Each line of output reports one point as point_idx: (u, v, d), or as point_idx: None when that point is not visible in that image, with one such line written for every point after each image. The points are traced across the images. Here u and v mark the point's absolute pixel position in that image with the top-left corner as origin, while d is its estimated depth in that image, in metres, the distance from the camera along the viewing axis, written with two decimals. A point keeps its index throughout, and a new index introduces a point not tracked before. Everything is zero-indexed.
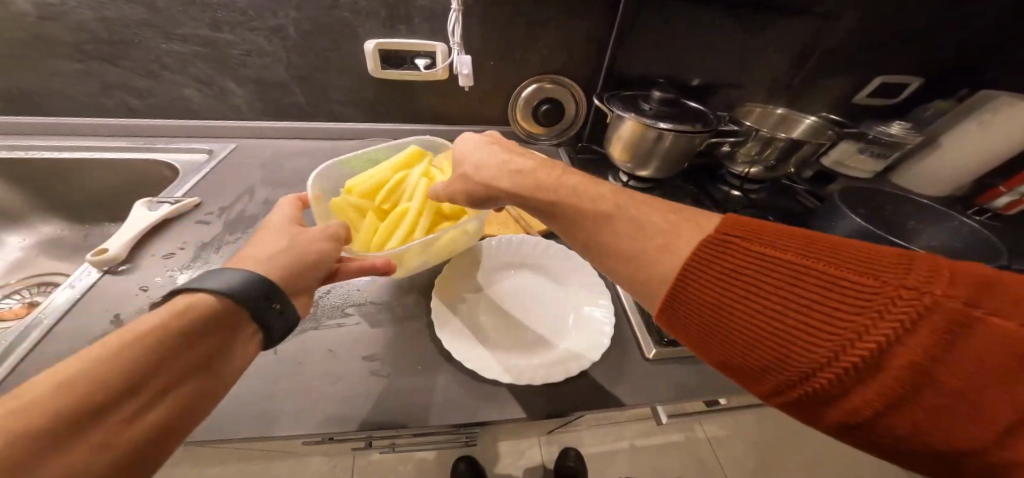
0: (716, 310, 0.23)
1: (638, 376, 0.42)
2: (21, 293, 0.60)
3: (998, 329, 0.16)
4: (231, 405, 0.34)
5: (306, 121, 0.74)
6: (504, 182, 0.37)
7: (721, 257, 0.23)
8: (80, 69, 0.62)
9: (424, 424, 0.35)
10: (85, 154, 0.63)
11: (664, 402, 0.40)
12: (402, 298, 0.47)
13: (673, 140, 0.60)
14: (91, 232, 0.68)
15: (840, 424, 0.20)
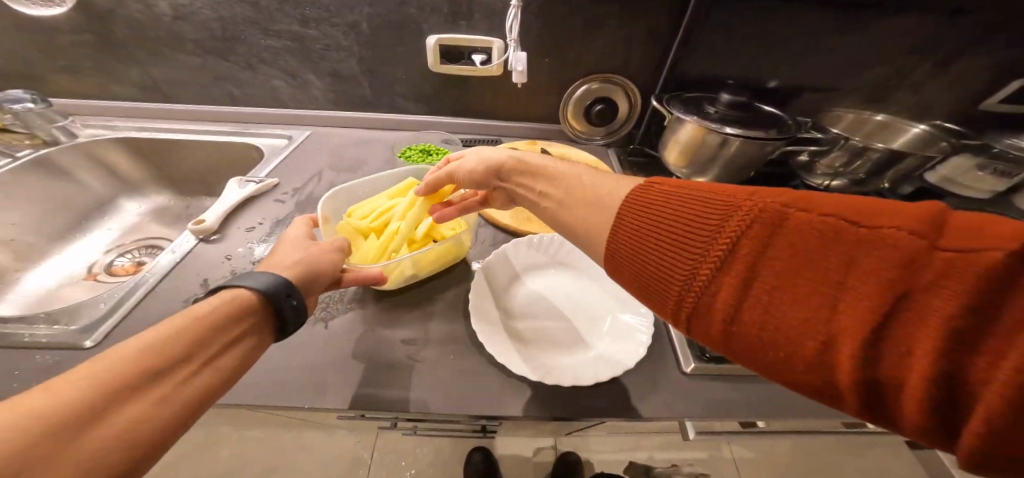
0: (634, 238, 0.27)
1: (675, 387, 0.40)
2: (132, 254, 0.72)
3: (808, 223, 0.20)
4: (286, 376, 0.37)
5: (370, 111, 0.80)
6: (510, 159, 0.41)
7: (636, 198, 0.28)
8: (199, 62, 0.73)
9: (452, 411, 0.37)
10: (195, 137, 0.75)
11: (702, 417, 0.38)
12: (441, 289, 0.49)
13: (738, 146, 0.55)
14: (192, 204, 0.81)
15: (722, 334, 0.22)
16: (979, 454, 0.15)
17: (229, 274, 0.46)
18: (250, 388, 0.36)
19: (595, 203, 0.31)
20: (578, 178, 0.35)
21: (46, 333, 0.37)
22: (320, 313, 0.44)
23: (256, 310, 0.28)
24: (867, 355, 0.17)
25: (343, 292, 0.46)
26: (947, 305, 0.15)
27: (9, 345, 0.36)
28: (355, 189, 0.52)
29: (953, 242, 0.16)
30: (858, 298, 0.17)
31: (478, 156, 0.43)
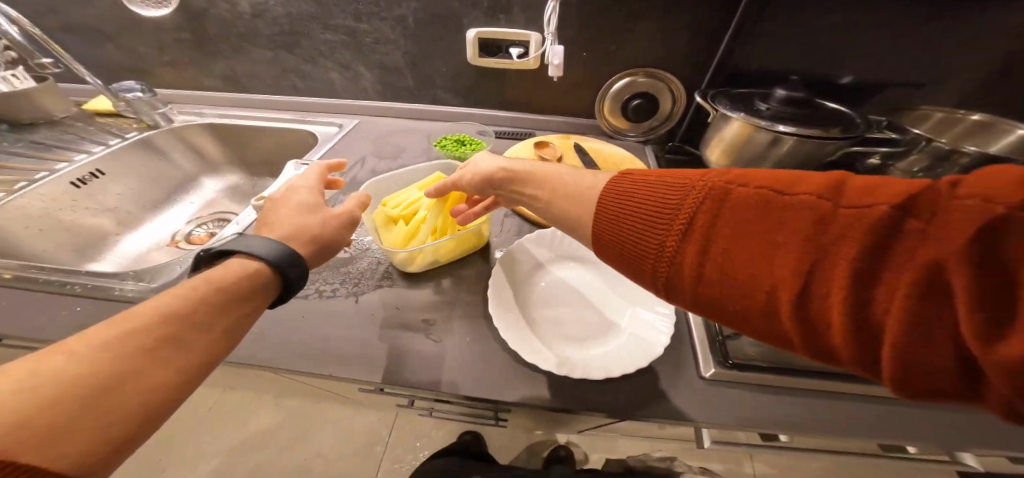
0: (612, 222, 0.30)
1: (698, 396, 0.38)
2: (206, 225, 0.83)
3: (744, 197, 0.24)
4: (320, 343, 0.41)
5: (412, 102, 0.84)
6: (508, 170, 0.42)
7: (610, 187, 0.32)
8: (269, 56, 0.82)
9: (465, 392, 0.38)
10: (263, 123, 0.85)
11: (723, 426, 0.36)
12: (464, 276, 0.50)
13: (792, 145, 0.50)
14: (258, 183, 0.91)
15: (690, 295, 0.25)
16: (896, 377, 0.18)
17: None
18: (287, 351, 0.40)
19: (579, 194, 0.35)
20: (570, 180, 0.37)
21: (132, 289, 0.45)
22: (354, 288, 0.47)
23: (259, 288, 0.31)
24: (799, 302, 0.20)
25: (373, 270, 0.49)
26: (850, 252, 0.19)
27: (104, 297, 0.44)
28: (391, 178, 0.56)
29: (852, 201, 0.20)
30: (788, 253, 0.21)
31: (478, 168, 0.45)
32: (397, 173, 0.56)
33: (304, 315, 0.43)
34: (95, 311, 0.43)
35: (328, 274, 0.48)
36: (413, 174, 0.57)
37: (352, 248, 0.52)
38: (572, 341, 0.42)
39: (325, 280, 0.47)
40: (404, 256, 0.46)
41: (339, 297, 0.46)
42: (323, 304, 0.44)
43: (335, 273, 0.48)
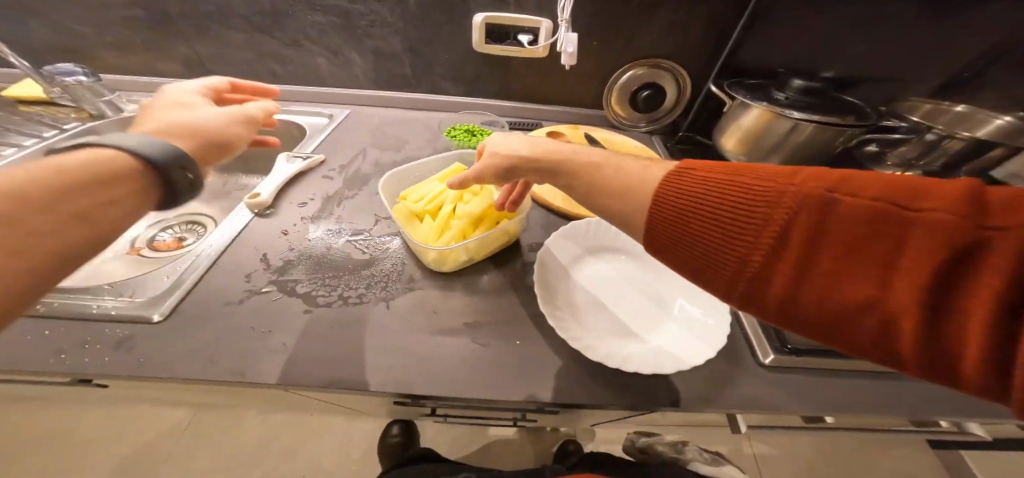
0: (674, 223, 0.27)
1: (759, 385, 0.38)
2: (173, 229, 0.73)
3: (850, 208, 0.20)
4: (355, 355, 0.36)
5: (408, 91, 0.79)
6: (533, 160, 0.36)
7: (668, 182, 0.28)
8: (244, 38, 0.73)
9: (526, 397, 0.35)
10: None
11: (787, 411, 0.36)
12: (498, 274, 0.47)
13: (811, 133, 0.52)
14: (230, 181, 0.82)
15: (776, 310, 0.23)
16: None
17: (286, 249, 0.45)
18: (319, 367, 0.35)
19: (628, 187, 0.30)
20: (620, 169, 0.31)
21: (115, 305, 0.36)
22: (382, 292, 0.43)
23: (133, 173, 0.26)
24: (923, 330, 0.18)
25: (400, 272, 0.45)
26: (994, 282, 0.16)
27: (80, 315, 0.35)
28: (407, 170, 0.52)
29: (997, 221, 0.17)
30: (912, 278, 0.18)
31: (501, 160, 0.38)
32: (413, 166, 0.52)
33: (332, 326, 0.38)
34: (70, 334, 0.34)
35: (351, 277, 0.44)
36: (430, 166, 0.54)
37: (371, 247, 0.47)
38: (627, 334, 0.40)
39: (348, 284, 0.43)
40: (434, 258, 0.43)
41: (366, 303, 0.41)
42: (350, 312, 0.40)
43: (357, 276, 0.44)
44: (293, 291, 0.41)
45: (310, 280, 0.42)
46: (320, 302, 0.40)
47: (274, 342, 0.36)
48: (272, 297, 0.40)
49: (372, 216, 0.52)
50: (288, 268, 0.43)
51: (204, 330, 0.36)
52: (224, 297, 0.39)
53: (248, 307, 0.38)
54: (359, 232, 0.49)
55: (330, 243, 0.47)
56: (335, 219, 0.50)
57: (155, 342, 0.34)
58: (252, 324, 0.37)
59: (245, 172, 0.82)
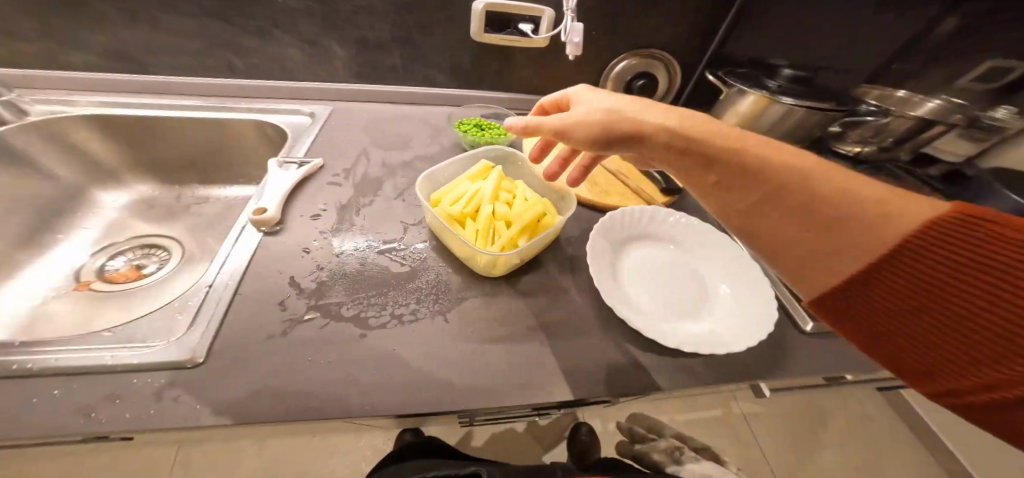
0: (867, 284, 0.24)
1: (803, 352, 0.42)
2: (128, 254, 0.61)
3: None
4: (430, 374, 0.35)
5: (397, 85, 0.73)
6: (652, 120, 0.31)
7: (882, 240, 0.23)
8: (193, 25, 0.61)
9: (608, 393, 0.36)
10: (194, 113, 0.65)
11: (830, 372, 0.41)
12: (545, 274, 0.47)
13: (800, 116, 0.58)
14: (183, 194, 0.71)
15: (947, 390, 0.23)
16: None
17: (314, 269, 0.41)
18: (396, 395, 0.33)
19: (823, 224, 0.25)
20: (814, 183, 0.25)
21: (131, 353, 0.30)
22: (435, 305, 0.41)
23: None
24: None
25: (449, 283, 0.43)
26: None
27: (88, 369, 0.29)
28: (434, 172, 0.49)
29: None
30: None
31: (603, 109, 0.34)
32: (438, 167, 0.49)
33: (396, 348, 0.36)
34: (81, 393, 0.28)
35: (397, 293, 0.41)
36: (454, 166, 0.51)
37: (410, 258, 0.45)
38: (683, 317, 0.42)
39: (396, 300, 0.40)
40: (484, 263, 0.42)
41: (421, 320, 0.39)
42: (408, 332, 0.38)
43: (402, 290, 0.41)
44: (340, 315, 0.38)
45: (354, 301, 0.39)
46: (373, 324, 0.38)
47: (340, 373, 0.33)
48: (320, 325, 0.36)
49: (399, 224, 0.49)
50: (324, 290, 0.39)
51: (252, 373, 0.31)
52: (266, 330, 0.34)
53: (297, 339, 0.35)
54: (391, 243, 0.46)
55: (363, 259, 0.44)
56: (358, 231, 0.47)
57: (203, 391, 0.30)
58: (309, 358, 0.34)
59: (205, 182, 0.72)
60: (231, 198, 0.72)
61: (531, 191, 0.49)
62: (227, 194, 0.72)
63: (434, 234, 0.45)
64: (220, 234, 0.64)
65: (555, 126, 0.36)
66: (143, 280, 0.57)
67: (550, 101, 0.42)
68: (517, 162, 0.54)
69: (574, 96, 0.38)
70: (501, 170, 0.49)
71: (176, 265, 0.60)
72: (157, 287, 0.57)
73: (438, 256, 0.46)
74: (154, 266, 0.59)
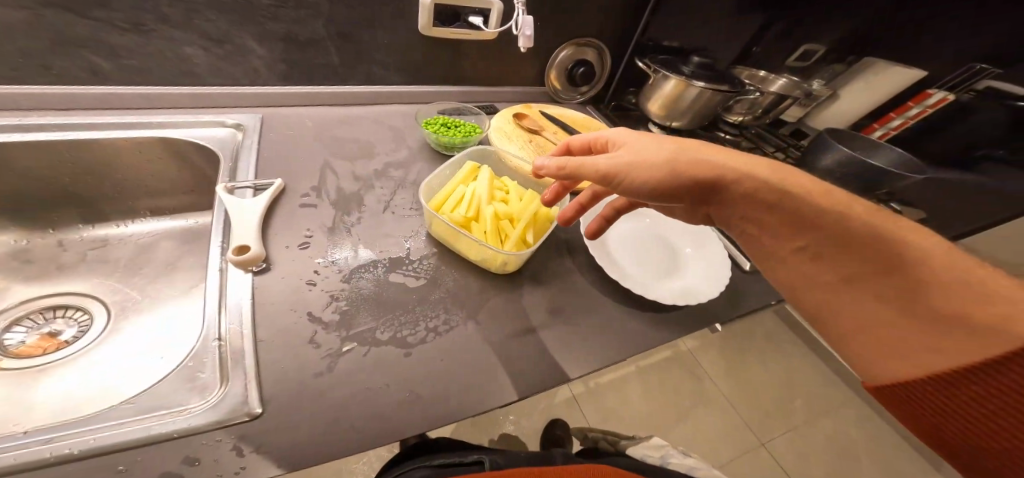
0: (869, 315, 0.29)
1: (742, 289, 0.56)
2: (28, 324, 0.48)
3: None
4: (478, 373, 0.40)
5: (337, 84, 0.66)
6: (731, 168, 0.34)
7: (893, 282, 0.28)
8: (22, 19, 0.44)
9: (623, 354, 0.45)
10: (46, 134, 0.48)
11: (760, 298, 0.55)
12: (546, 265, 0.52)
13: (708, 97, 0.71)
14: (67, 239, 0.54)
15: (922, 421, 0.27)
16: None
17: (330, 300, 0.42)
18: (455, 404, 0.38)
19: (850, 262, 0.30)
20: (850, 229, 0.30)
21: (178, 419, 0.31)
22: (462, 311, 0.44)
23: None
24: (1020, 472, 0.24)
25: (469, 289, 0.46)
26: None
27: (140, 443, 0.30)
28: (431, 179, 0.50)
29: None
30: None
31: (667, 153, 0.35)
32: (431, 175, 0.50)
33: (441, 358, 0.40)
34: (146, 466, 0.29)
35: (423, 308, 0.44)
36: (444, 171, 0.52)
37: (423, 270, 0.47)
38: (663, 277, 0.52)
39: (426, 315, 0.43)
40: (500, 264, 0.45)
41: (455, 327, 0.43)
42: (446, 341, 0.42)
43: (427, 303, 0.44)
44: (376, 339, 0.40)
45: (386, 324, 0.41)
46: (413, 341, 0.41)
47: (401, 391, 0.37)
48: (362, 352, 0.39)
49: (398, 239, 0.49)
50: (350, 319, 0.41)
51: (319, 410, 0.35)
52: (311, 370, 0.37)
53: (343, 372, 0.37)
54: (399, 257, 0.47)
55: (376, 279, 0.45)
56: (359, 253, 0.46)
57: (279, 442, 0.32)
58: (365, 384, 0.37)
59: (90, 221, 0.56)
60: (142, 235, 0.57)
61: (521, 189, 0.53)
62: (132, 233, 0.57)
63: (445, 241, 0.46)
64: (148, 281, 0.53)
65: (605, 168, 0.37)
66: (69, 349, 0.46)
67: (580, 140, 0.47)
68: (497, 161, 0.57)
69: (619, 139, 0.40)
70: (490, 170, 0.51)
71: (109, 321, 0.49)
72: (86, 363, 0.45)
73: (446, 268, 0.48)
74: (75, 331, 0.48)
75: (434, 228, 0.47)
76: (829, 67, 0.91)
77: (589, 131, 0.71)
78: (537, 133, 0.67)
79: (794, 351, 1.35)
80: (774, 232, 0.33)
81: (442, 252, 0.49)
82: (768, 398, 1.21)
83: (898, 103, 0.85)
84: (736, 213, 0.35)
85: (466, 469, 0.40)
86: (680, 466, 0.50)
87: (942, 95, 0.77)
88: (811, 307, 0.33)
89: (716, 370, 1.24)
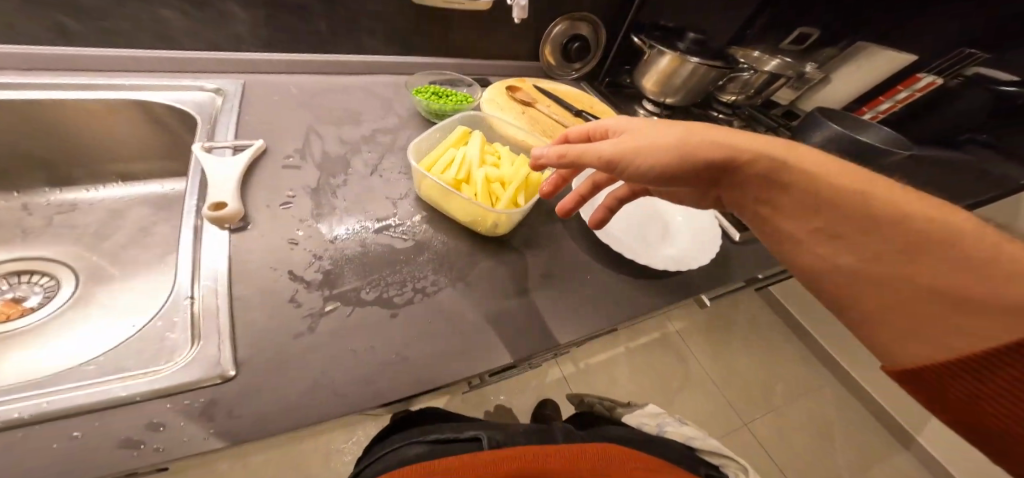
0: (879, 297, 0.27)
1: (732, 260, 0.55)
2: None
3: None
4: (468, 338, 0.39)
5: (325, 53, 0.64)
6: (745, 148, 0.32)
7: (905, 262, 0.25)
8: None
9: (613, 321, 0.44)
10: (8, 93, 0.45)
11: (751, 270, 0.55)
12: (538, 232, 0.51)
13: (702, 74, 0.70)
14: (32, 203, 0.51)
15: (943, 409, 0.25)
16: None
17: (312, 260, 0.40)
18: (442, 367, 0.36)
19: (859, 240, 0.27)
20: (857, 204, 0.27)
21: (142, 382, 0.29)
22: (451, 274, 0.43)
23: None
24: None
25: (458, 253, 0.45)
26: None
27: (99, 407, 0.28)
28: (422, 140, 0.48)
29: None
30: None
31: (677, 136, 0.34)
32: (422, 136, 0.48)
33: (431, 319, 0.39)
34: (105, 431, 0.27)
35: (412, 268, 0.42)
36: (435, 134, 0.50)
37: (412, 233, 0.45)
38: (658, 242, 0.52)
39: (413, 275, 0.42)
40: (491, 225, 0.44)
41: (444, 288, 0.42)
42: (435, 301, 0.40)
43: (415, 264, 0.43)
44: (360, 300, 0.38)
45: (371, 284, 0.40)
46: (400, 301, 0.39)
47: (387, 354, 0.36)
48: (346, 312, 0.37)
49: (385, 200, 0.47)
50: (334, 279, 0.39)
51: (301, 376, 0.33)
52: (290, 330, 0.35)
53: (327, 332, 0.36)
54: (387, 220, 0.45)
55: (363, 241, 0.43)
56: (345, 214, 0.44)
57: (252, 405, 0.30)
58: (349, 347, 0.35)
59: (58, 186, 0.53)
60: (114, 201, 0.55)
61: (513, 154, 0.51)
62: (103, 198, 0.54)
63: (437, 203, 0.45)
64: (119, 248, 0.50)
65: (608, 154, 0.36)
66: (29, 316, 0.43)
67: (577, 129, 0.45)
68: (489, 128, 0.55)
69: (621, 125, 0.39)
70: (481, 134, 0.50)
71: (76, 289, 0.47)
72: (52, 329, 0.43)
73: (435, 232, 0.46)
74: (40, 298, 0.45)
75: (424, 191, 0.46)
76: (822, 52, 0.91)
77: (582, 105, 0.70)
78: (531, 104, 0.66)
79: (781, 339, 1.36)
80: (789, 211, 0.31)
81: (430, 216, 0.48)
82: (752, 382, 1.21)
83: (886, 86, 0.86)
84: (752, 196, 0.33)
85: (465, 446, 0.38)
86: (676, 434, 0.48)
87: (930, 80, 0.80)
88: (821, 291, 0.30)
89: (701, 355, 1.23)
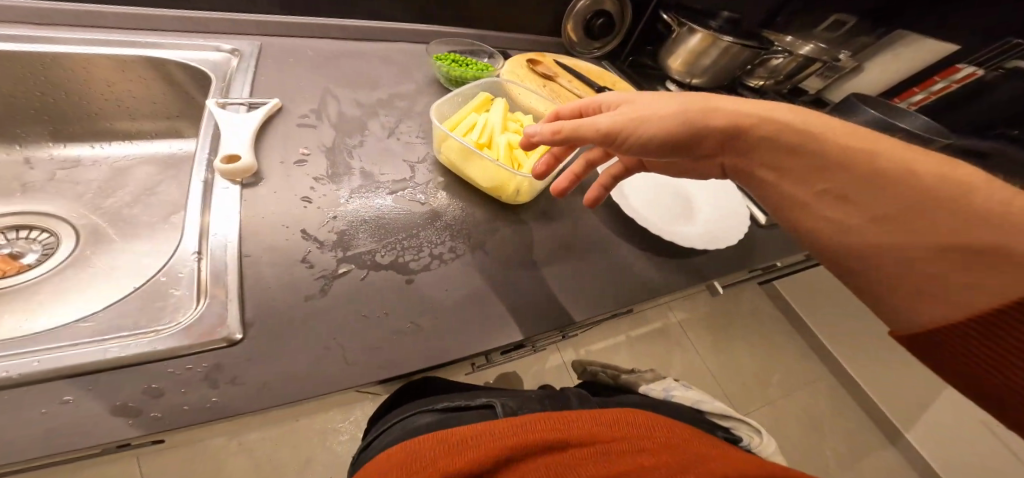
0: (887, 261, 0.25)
1: (759, 245, 0.52)
2: None
3: None
4: (486, 311, 0.36)
5: (340, 16, 0.62)
6: (753, 112, 0.28)
7: (912, 224, 0.23)
8: None
9: (635, 300, 0.42)
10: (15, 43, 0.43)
11: (778, 256, 0.52)
12: (558, 206, 0.48)
13: (733, 53, 0.67)
14: (35, 158, 0.50)
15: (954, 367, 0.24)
16: None
17: (327, 219, 0.38)
18: (459, 340, 0.34)
19: (865, 203, 0.25)
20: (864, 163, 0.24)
21: (143, 341, 0.27)
22: (469, 242, 0.41)
23: None
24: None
25: (476, 223, 0.42)
26: None
27: (95, 368, 0.26)
28: (445, 102, 0.46)
29: None
30: None
31: (681, 101, 0.30)
32: (445, 99, 0.46)
33: (448, 289, 0.37)
34: (102, 392, 0.25)
35: (430, 234, 0.40)
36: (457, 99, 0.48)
37: (429, 198, 0.43)
38: (685, 219, 0.50)
39: (431, 241, 0.39)
40: (513, 192, 0.42)
41: (462, 257, 0.39)
42: (454, 269, 0.38)
43: (432, 229, 0.40)
44: (375, 263, 0.36)
45: (387, 247, 0.38)
46: (416, 267, 0.37)
47: (401, 322, 0.33)
48: (359, 276, 0.35)
49: (403, 164, 0.45)
50: (348, 240, 0.37)
51: (310, 344, 0.30)
52: (301, 292, 0.33)
53: (339, 295, 0.33)
54: (404, 185, 0.43)
55: (379, 204, 0.41)
56: (361, 176, 0.42)
57: (256, 372, 0.28)
58: (361, 313, 0.33)
59: (64, 143, 0.51)
60: (118, 160, 0.53)
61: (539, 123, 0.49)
62: (109, 155, 0.53)
63: (457, 169, 0.43)
64: (122, 207, 0.49)
65: (605, 128, 0.32)
66: (25, 272, 0.42)
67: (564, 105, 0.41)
68: (512, 96, 0.53)
69: (615, 97, 0.35)
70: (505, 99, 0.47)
71: (76, 247, 0.45)
72: (49, 283, 0.41)
73: (452, 202, 0.43)
74: (38, 255, 0.44)
75: (444, 155, 0.44)
76: (856, 40, 0.87)
77: (606, 82, 0.67)
78: (553, 78, 0.63)
79: (793, 339, 1.32)
80: (794, 175, 0.28)
81: (447, 183, 0.45)
82: (760, 381, 1.18)
83: (923, 77, 0.83)
84: (756, 162, 0.29)
85: (478, 413, 0.35)
86: (684, 399, 0.46)
87: (970, 71, 0.76)
88: (828, 257, 0.28)
89: (711, 353, 1.20)
